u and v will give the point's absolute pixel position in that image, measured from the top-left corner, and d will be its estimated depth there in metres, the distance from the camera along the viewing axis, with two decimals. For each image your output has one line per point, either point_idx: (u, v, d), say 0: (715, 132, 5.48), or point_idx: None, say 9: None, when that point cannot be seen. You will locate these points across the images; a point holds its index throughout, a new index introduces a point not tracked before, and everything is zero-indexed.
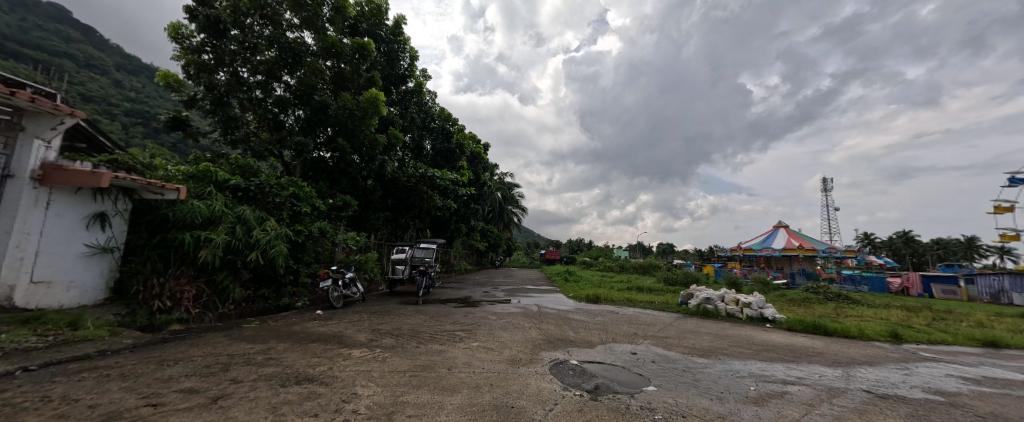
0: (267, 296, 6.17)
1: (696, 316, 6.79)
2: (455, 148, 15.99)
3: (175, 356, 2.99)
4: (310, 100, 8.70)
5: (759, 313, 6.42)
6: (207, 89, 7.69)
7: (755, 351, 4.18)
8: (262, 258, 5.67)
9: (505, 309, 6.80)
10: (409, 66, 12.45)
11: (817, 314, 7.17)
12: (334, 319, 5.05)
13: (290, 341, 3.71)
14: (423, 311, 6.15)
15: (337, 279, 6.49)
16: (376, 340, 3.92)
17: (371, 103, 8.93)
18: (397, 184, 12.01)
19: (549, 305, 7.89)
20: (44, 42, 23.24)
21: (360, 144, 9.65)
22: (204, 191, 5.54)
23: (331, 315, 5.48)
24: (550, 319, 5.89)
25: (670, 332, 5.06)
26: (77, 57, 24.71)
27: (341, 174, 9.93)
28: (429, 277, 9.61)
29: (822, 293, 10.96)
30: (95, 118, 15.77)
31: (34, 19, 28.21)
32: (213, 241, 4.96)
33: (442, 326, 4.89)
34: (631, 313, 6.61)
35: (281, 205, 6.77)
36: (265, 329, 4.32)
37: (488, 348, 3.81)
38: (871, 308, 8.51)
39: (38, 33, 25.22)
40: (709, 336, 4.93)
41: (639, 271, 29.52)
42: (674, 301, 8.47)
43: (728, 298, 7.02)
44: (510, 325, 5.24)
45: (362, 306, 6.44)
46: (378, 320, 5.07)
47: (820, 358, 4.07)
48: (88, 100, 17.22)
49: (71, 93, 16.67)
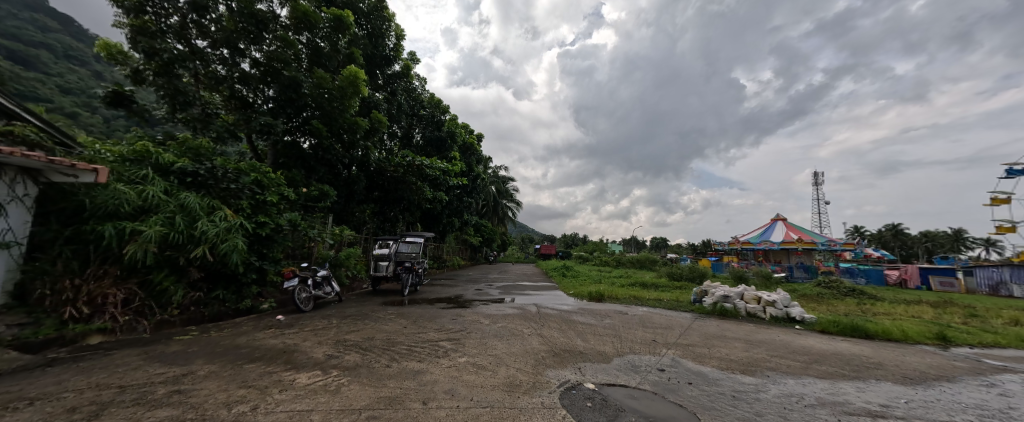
0: (223, 297, 5.34)
1: (713, 316, 6.11)
2: (446, 137, 15.12)
3: (38, 393, 2.14)
4: (280, 76, 7.73)
5: (786, 313, 5.74)
6: (148, 56, 6.39)
7: (807, 363, 3.43)
8: (211, 254, 4.80)
9: (500, 311, 6.04)
10: (395, 46, 11.48)
11: (844, 313, 6.51)
12: (296, 327, 4.21)
13: (221, 362, 2.85)
14: (405, 315, 5.33)
15: (305, 278, 5.61)
16: (336, 356, 3.08)
17: (350, 82, 8.01)
18: (382, 174, 11.13)
19: (549, 304, 7.13)
20: (25, 31, 22.05)
21: (339, 128, 8.74)
22: (137, 174, 4.62)
23: (295, 320, 4.62)
24: (552, 322, 5.11)
25: (695, 337, 4.32)
26: (57, 47, 23.48)
27: (318, 162, 9.03)
28: (417, 274, 8.77)
29: (835, 287, 10.37)
30: (75, 111, 14.82)
31: (10, 6, 26.57)
32: (144, 235, 4.09)
33: (425, 334, 4.08)
34: (642, 314, 5.89)
35: (242, 193, 5.86)
36: (201, 342, 3.47)
37: (479, 367, 3.00)
38: (895, 305, 7.90)
39: (17, 23, 23.89)
40: (741, 342, 4.19)
41: (636, 265, 29.02)
42: (685, 299, 7.76)
43: (748, 296, 6.32)
44: (506, 331, 4.47)
45: (336, 308, 5.61)
46: (351, 327, 4.25)
47: (883, 371, 3.35)
48: (66, 93, 16.02)
49: (48, 84, 15.50)
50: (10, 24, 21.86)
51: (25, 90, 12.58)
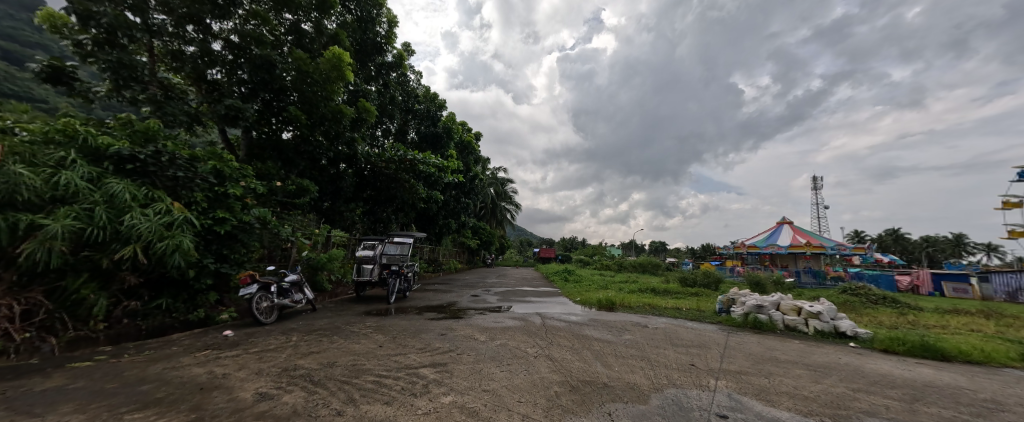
0: (168, 307, 4.52)
1: (745, 329, 5.28)
2: (443, 133, 14.38)
3: None
4: (252, 55, 6.90)
5: (833, 328, 4.89)
6: (90, 24, 5.44)
7: (911, 404, 2.56)
8: (143, 256, 3.92)
9: (499, 323, 5.20)
10: (388, 32, 10.64)
11: (895, 326, 5.64)
12: (241, 347, 3.32)
13: (96, 410, 1.98)
14: (386, 328, 4.48)
15: (267, 285, 4.72)
16: (270, 398, 2.20)
17: (334, 65, 7.34)
18: (372, 169, 10.35)
19: (555, 314, 6.26)
20: (20, 32, 21.67)
21: (322, 117, 8.00)
22: (53, 157, 3.75)
23: (245, 338, 3.73)
24: (563, 339, 4.22)
25: (742, 360, 3.46)
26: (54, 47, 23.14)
27: (298, 155, 8.28)
28: (405, 279, 7.88)
29: (863, 295, 9.49)
30: None
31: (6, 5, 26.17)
32: (48, 230, 3.24)
33: (404, 356, 3.21)
34: (665, 328, 5.07)
35: (192, 183, 4.97)
36: (97, 372, 2.57)
37: (470, 414, 2.11)
38: (941, 316, 7.03)
39: (14, 22, 23.47)
40: (802, 368, 3.33)
41: (638, 269, 28.11)
42: (707, 308, 6.91)
43: (786, 306, 5.46)
44: (506, 351, 3.61)
45: (305, 320, 4.74)
46: (313, 347, 3.39)
47: (1015, 415, 2.49)
48: None
49: None
50: (7, 26, 21.24)
51: (9, 90, 11.88)
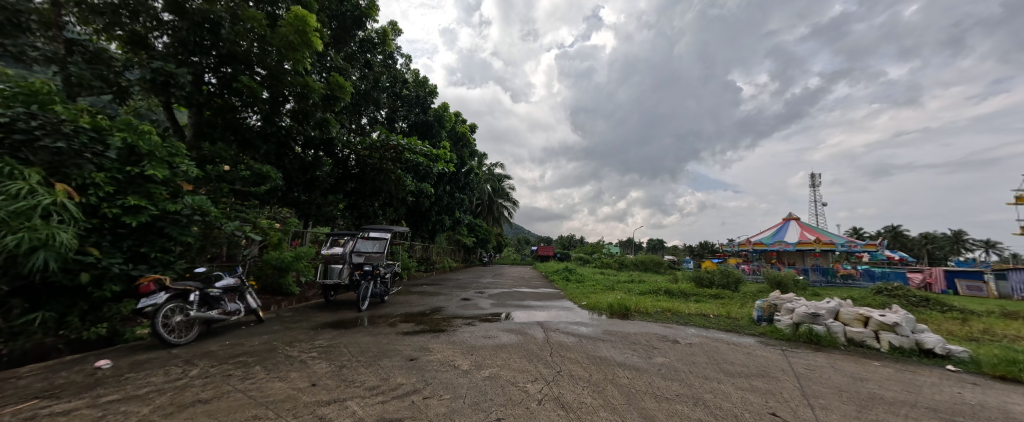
0: (51, 322, 3.41)
1: (799, 344, 4.23)
2: (433, 121, 13.34)
3: None
4: (193, 13, 5.71)
5: (917, 343, 3.82)
6: None
7: None
8: None
9: (491, 338, 4.10)
10: (369, 3, 9.37)
11: (979, 339, 4.57)
12: (94, 392, 2.20)
13: None
14: (338, 350, 3.37)
15: (185, 292, 3.61)
16: None
17: (297, 29, 6.12)
18: (352, 158, 9.22)
19: (559, 324, 5.18)
20: None
21: (286, 93, 6.84)
22: None
23: (123, 372, 2.60)
24: (575, 365, 3.11)
25: (839, 404, 2.38)
26: None
27: (261, 137, 7.15)
28: (382, 281, 6.73)
29: (901, 297, 8.42)
30: None
31: None
32: None
33: (338, 408, 2.07)
34: (702, 344, 4.02)
35: (85, 158, 3.79)
36: None
37: None
38: (1012, 323, 5.94)
39: None
40: (935, 418, 2.25)
41: (640, 268, 27.09)
42: (738, 314, 5.85)
43: (848, 315, 4.38)
44: (494, 390, 2.49)
45: (236, 339, 3.62)
46: (207, 391, 2.25)
47: None
48: None
49: None
50: None
51: None
